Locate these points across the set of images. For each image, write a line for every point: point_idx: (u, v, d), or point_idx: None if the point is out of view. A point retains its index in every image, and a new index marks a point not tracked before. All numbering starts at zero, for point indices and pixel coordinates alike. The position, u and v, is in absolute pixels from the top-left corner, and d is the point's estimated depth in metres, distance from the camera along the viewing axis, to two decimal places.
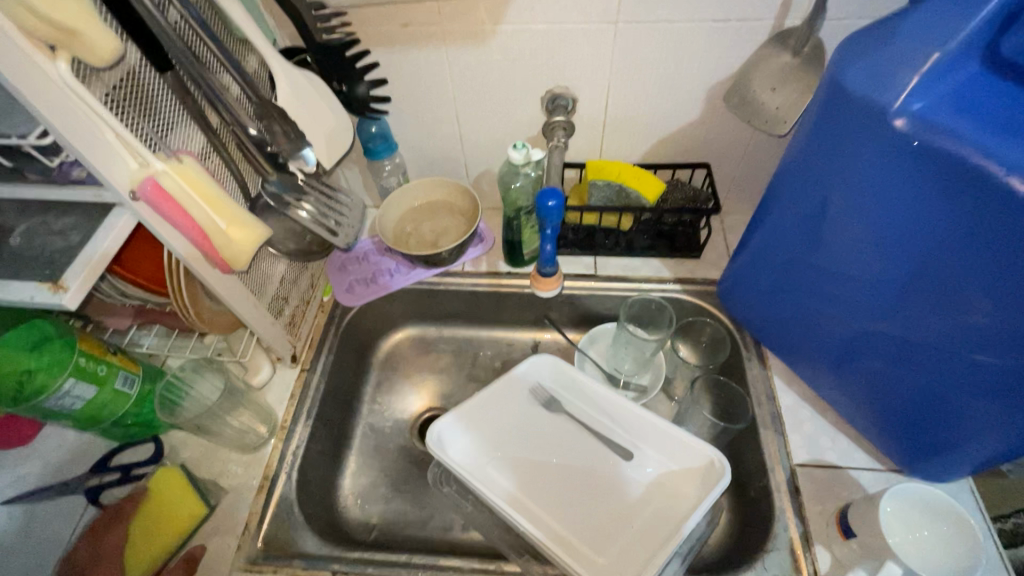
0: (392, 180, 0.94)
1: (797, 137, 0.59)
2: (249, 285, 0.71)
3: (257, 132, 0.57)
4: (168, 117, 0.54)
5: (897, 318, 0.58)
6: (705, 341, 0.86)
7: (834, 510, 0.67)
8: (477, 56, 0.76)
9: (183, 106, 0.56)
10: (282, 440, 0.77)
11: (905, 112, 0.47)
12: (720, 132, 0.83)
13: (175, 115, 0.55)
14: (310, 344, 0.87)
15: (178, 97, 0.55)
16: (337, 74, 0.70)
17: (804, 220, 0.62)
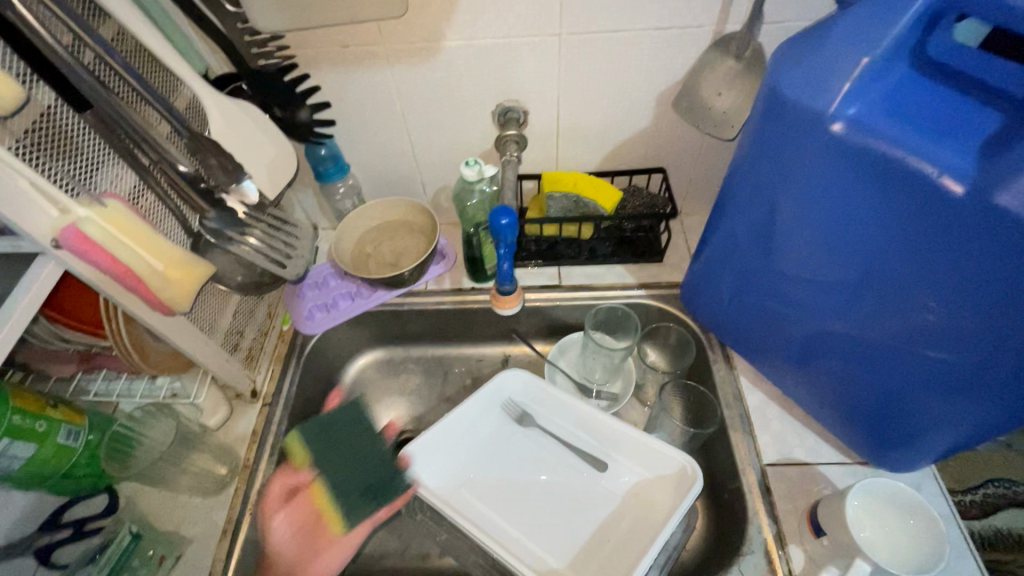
0: (347, 203, 0.92)
1: (742, 144, 0.60)
2: (199, 323, 0.68)
3: (189, 168, 0.56)
4: (92, 157, 0.52)
5: (852, 318, 0.58)
6: (672, 342, 0.86)
7: (805, 508, 0.68)
8: (423, 73, 0.75)
9: (107, 144, 0.53)
10: (245, 481, 0.74)
11: (841, 118, 0.48)
12: (673, 137, 0.84)
13: (99, 155, 0.52)
14: (271, 377, 0.84)
15: (101, 135, 0.52)
16: (277, 99, 0.68)
17: (757, 225, 0.62)
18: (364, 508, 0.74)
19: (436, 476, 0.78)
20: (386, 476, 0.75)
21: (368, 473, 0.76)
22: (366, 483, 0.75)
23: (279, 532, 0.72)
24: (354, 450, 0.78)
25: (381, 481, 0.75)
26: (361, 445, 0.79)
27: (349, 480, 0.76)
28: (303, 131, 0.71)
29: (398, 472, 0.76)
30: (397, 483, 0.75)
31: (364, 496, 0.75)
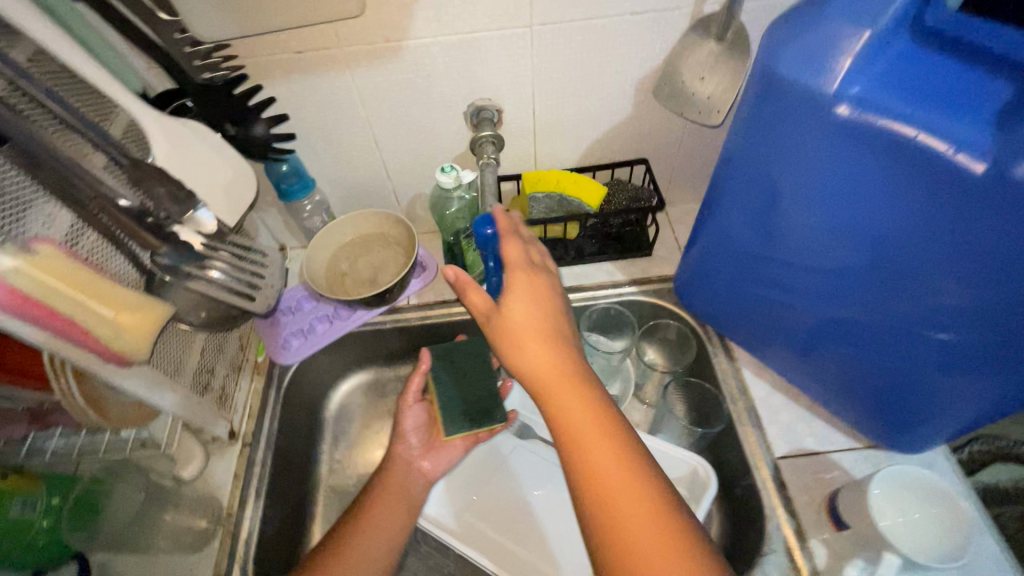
0: (315, 221, 0.86)
1: (734, 129, 0.57)
2: (162, 368, 0.61)
3: (132, 203, 0.48)
4: (20, 198, 0.45)
5: (858, 304, 0.56)
6: (672, 338, 0.82)
7: (823, 499, 0.66)
8: (387, 75, 0.69)
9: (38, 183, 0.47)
10: (230, 531, 0.68)
11: (844, 96, 0.45)
12: (654, 126, 0.81)
13: (29, 195, 0.46)
14: (249, 414, 0.77)
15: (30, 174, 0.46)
16: (228, 115, 0.61)
17: (754, 212, 0.60)
18: (458, 424, 0.74)
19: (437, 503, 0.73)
20: (488, 403, 0.76)
21: (474, 398, 0.77)
22: (463, 402, 0.76)
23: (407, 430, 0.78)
24: (467, 372, 0.79)
25: (484, 404, 0.76)
26: (483, 370, 0.79)
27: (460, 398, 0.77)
28: (261, 148, 0.65)
29: (498, 404, 0.76)
30: (494, 417, 0.74)
31: (456, 415, 0.75)
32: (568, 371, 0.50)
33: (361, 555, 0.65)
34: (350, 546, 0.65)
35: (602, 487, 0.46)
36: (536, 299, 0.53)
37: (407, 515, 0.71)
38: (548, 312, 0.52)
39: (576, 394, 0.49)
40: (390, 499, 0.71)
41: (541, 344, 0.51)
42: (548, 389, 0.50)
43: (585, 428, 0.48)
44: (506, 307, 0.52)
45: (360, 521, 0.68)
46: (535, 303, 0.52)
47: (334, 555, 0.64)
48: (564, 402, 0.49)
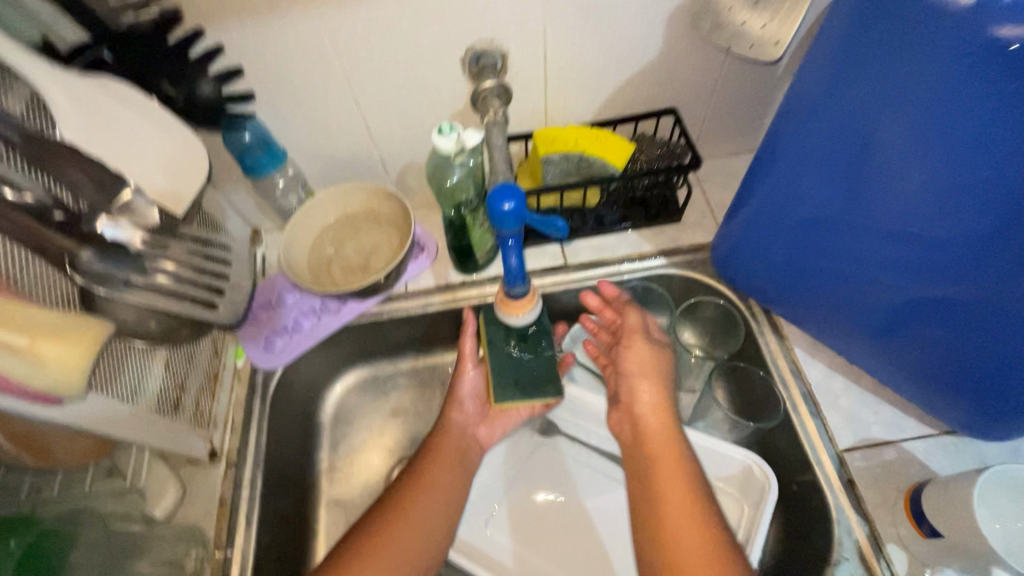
0: (290, 199, 0.73)
1: (814, 66, 0.45)
2: (114, 392, 0.50)
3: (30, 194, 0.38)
4: None
5: (965, 279, 0.46)
6: (714, 316, 0.73)
7: (898, 496, 0.58)
8: (362, 13, 0.56)
9: None
10: (220, 568, 0.59)
11: (989, 8, 0.34)
12: (687, 67, 0.68)
13: None
14: (231, 429, 0.67)
15: None
16: (163, 71, 0.47)
17: (833, 171, 0.49)
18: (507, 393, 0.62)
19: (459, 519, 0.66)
20: (543, 372, 0.63)
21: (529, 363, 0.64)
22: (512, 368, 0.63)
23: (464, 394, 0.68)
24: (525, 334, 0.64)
25: (537, 375, 0.63)
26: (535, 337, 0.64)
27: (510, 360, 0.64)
28: (214, 112, 0.52)
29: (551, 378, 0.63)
30: (545, 390, 0.62)
31: (505, 381, 0.63)
32: (664, 430, 0.59)
33: (423, 518, 0.58)
34: (411, 507, 0.58)
35: (664, 507, 0.54)
36: (657, 355, 0.64)
37: (460, 483, 0.64)
38: (662, 369, 0.63)
39: (668, 443, 0.58)
40: (446, 467, 0.63)
41: (652, 389, 0.62)
42: (648, 432, 0.60)
43: (668, 468, 0.56)
44: (629, 352, 0.64)
45: (418, 482, 0.61)
46: (653, 358, 0.64)
47: (398, 512, 0.58)
48: (659, 441, 0.59)
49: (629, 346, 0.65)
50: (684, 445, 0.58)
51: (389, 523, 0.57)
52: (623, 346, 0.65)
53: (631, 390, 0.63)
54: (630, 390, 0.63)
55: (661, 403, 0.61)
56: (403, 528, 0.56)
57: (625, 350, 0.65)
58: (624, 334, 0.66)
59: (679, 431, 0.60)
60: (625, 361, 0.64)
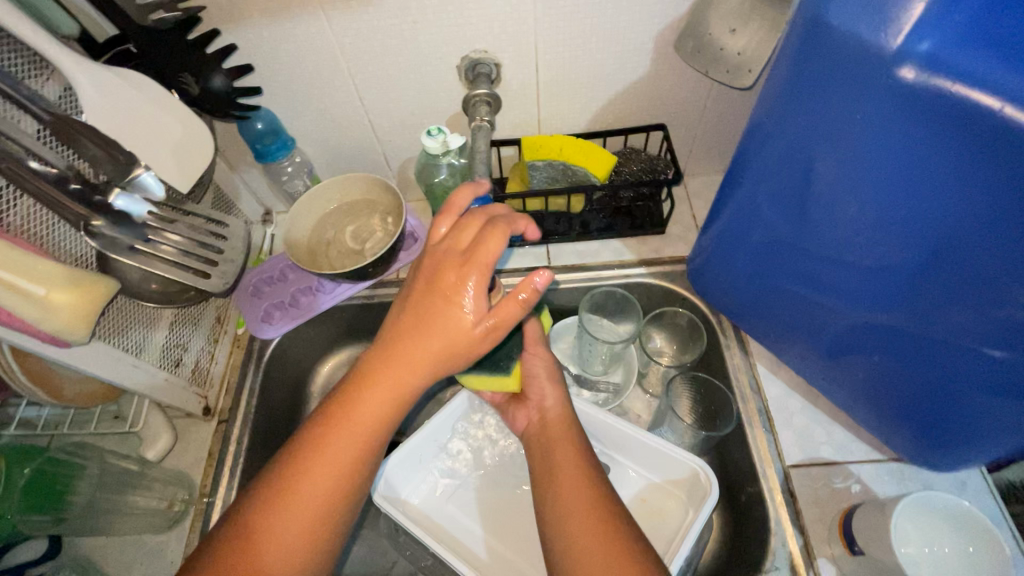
0: (297, 184, 0.79)
1: (767, 96, 0.47)
2: (121, 345, 0.56)
3: (43, 166, 0.44)
4: None
5: (899, 310, 0.47)
6: (682, 325, 0.75)
7: (837, 515, 0.60)
8: (366, 21, 0.61)
9: None
10: (202, 511, 0.65)
11: (909, 54, 0.36)
12: (675, 86, 0.71)
13: None
14: (225, 390, 0.74)
15: None
16: (182, 65, 0.54)
17: (783, 197, 0.51)
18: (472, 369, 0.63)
19: (420, 490, 0.70)
20: (501, 359, 0.63)
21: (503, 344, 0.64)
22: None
23: (456, 310, 0.46)
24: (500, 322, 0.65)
25: (496, 360, 0.63)
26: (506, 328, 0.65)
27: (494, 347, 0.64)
28: (222, 101, 0.58)
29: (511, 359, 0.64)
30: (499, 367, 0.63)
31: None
32: (564, 423, 0.62)
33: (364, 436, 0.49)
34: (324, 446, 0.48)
35: (557, 480, 0.56)
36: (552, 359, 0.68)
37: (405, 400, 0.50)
38: (553, 371, 0.67)
39: (565, 430, 0.61)
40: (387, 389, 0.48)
41: (552, 390, 0.65)
42: (550, 423, 0.62)
43: (563, 450, 0.59)
44: (533, 360, 0.66)
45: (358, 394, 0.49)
46: (551, 363, 0.67)
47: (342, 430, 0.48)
48: (555, 432, 0.61)
49: (530, 354, 0.67)
50: (580, 432, 0.61)
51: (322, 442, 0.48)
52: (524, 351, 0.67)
53: (538, 390, 0.65)
54: (538, 392, 0.65)
55: (559, 402, 0.64)
56: (310, 483, 0.47)
57: (529, 356, 0.67)
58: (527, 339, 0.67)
59: (575, 425, 0.62)
60: (527, 365, 0.66)
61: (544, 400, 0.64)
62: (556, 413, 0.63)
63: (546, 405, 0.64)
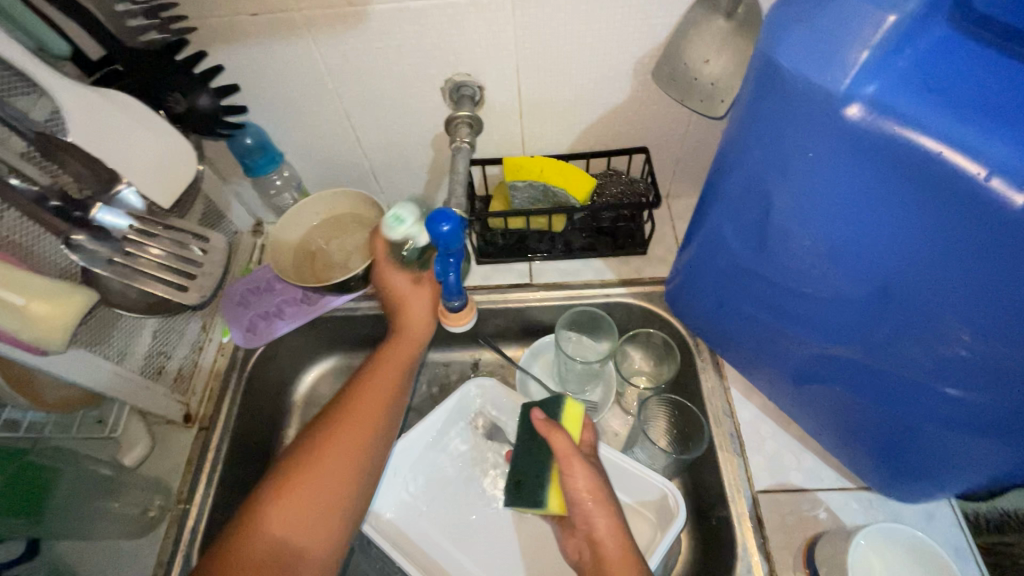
0: (285, 197, 0.82)
1: (730, 130, 0.49)
2: (101, 353, 0.57)
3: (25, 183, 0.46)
4: None
5: (857, 344, 0.48)
6: (657, 345, 0.76)
7: (803, 542, 0.60)
8: (352, 43, 0.63)
9: None
10: (178, 518, 0.66)
11: (857, 96, 0.37)
12: (657, 111, 0.72)
13: None
14: (207, 398, 0.75)
15: None
16: (172, 84, 0.56)
17: (746, 228, 0.52)
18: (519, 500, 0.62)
19: (394, 504, 0.71)
20: (536, 493, 0.61)
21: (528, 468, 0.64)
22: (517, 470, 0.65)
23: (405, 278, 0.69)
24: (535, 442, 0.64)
25: (531, 495, 0.61)
26: (537, 454, 0.64)
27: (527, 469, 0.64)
28: (208, 121, 0.60)
29: (543, 486, 0.60)
30: (536, 501, 0.60)
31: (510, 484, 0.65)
32: (620, 552, 0.54)
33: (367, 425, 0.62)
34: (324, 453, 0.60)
35: None
36: (597, 474, 0.59)
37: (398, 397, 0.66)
38: (607, 492, 0.58)
39: (627, 567, 0.53)
40: (384, 385, 0.65)
41: (602, 515, 0.57)
42: (606, 560, 0.54)
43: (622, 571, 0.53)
44: (573, 478, 0.58)
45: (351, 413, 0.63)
46: (594, 481, 0.58)
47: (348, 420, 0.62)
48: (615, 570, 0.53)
49: (568, 472, 0.59)
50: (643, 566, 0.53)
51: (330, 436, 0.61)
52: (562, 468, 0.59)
53: (585, 516, 0.57)
54: (585, 519, 0.57)
55: (610, 526, 0.56)
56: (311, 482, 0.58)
57: (568, 476, 0.58)
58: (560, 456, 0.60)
59: (639, 555, 0.55)
60: (568, 489, 0.58)
61: (594, 529, 0.56)
62: (611, 545, 0.55)
63: (597, 535, 0.56)
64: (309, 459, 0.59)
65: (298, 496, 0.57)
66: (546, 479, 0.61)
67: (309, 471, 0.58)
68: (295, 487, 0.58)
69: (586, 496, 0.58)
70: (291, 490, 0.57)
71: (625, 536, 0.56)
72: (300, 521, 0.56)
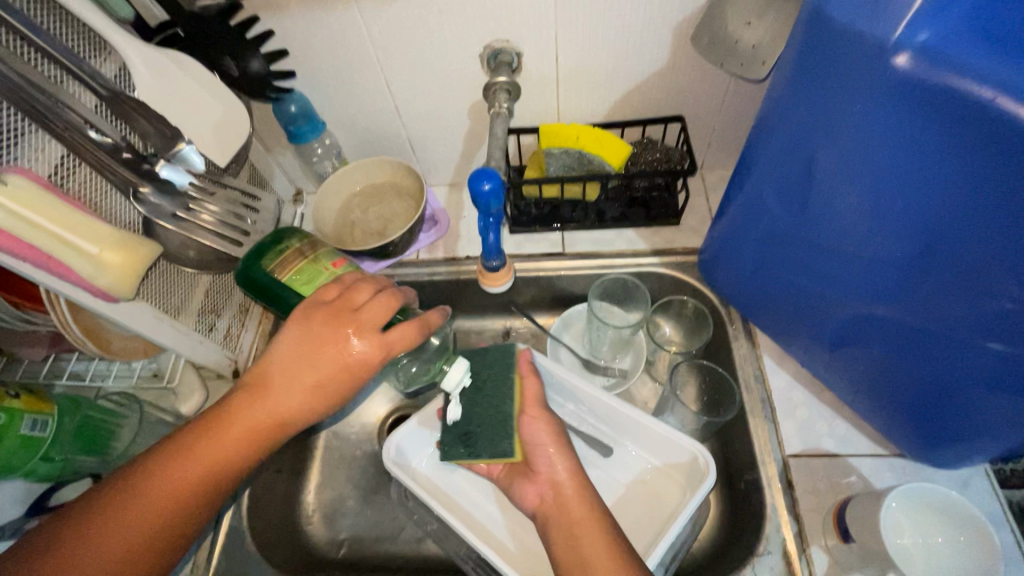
0: (325, 165, 0.84)
1: (774, 88, 0.49)
2: (164, 306, 0.60)
3: (101, 136, 0.49)
4: (13, 127, 0.44)
5: (899, 303, 0.49)
6: (688, 314, 0.77)
7: (833, 505, 0.61)
8: (394, 10, 0.64)
9: (30, 114, 0.45)
10: None
11: (909, 45, 0.37)
12: (695, 78, 0.71)
13: (21, 124, 0.45)
14: (254, 357, 0.78)
15: (22, 106, 0.44)
16: (225, 48, 0.59)
17: (787, 188, 0.52)
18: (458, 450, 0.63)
19: (430, 460, 0.74)
20: (495, 443, 0.61)
21: (480, 417, 0.64)
22: (466, 424, 0.64)
23: (371, 321, 0.56)
24: (487, 394, 0.65)
25: (484, 444, 0.61)
26: (490, 405, 0.64)
27: (478, 418, 0.64)
28: (261, 84, 0.63)
29: (508, 436, 0.60)
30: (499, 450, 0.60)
31: (455, 438, 0.64)
32: (579, 489, 0.57)
33: (256, 425, 0.55)
34: (173, 460, 0.53)
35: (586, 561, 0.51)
36: (556, 420, 0.63)
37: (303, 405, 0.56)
38: (565, 438, 0.62)
39: (588, 509, 0.55)
40: (268, 408, 0.55)
41: (563, 458, 0.60)
42: (569, 499, 0.57)
43: (583, 516, 0.55)
44: (534, 424, 0.62)
45: (228, 423, 0.54)
46: (554, 426, 0.62)
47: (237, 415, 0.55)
48: (575, 509, 0.56)
49: (528, 418, 0.63)
50: (604, 509, 0.56)
51: (222, 428, 0.54)
52: (524, 414, 0.63)
53: (547, 459, 0.60)
54: (547, 462, 0.60)
55: (569, 468, 0.59)
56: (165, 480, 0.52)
57: (531, 421, 0.62)
58: (524, 402, 0.64)
59: (597, 498, 0.57)
60: (529, 433, 0.61)
61: (556, 472, 0.59)
62: (571, 488, 0.57)
63: (559, 477, 0.59)
64: (194, 441, 0.54)
65: (180, 474, 0.53)
66: (512, 426, 0.61)
67: (196, 454, 0.53)
68: (177, 468, 0.53)
69: (551, 440, 0.61)
70: (167, 470, 0.52)
71: (583, 479, 0.59)
72: (168, 510, 0.52)
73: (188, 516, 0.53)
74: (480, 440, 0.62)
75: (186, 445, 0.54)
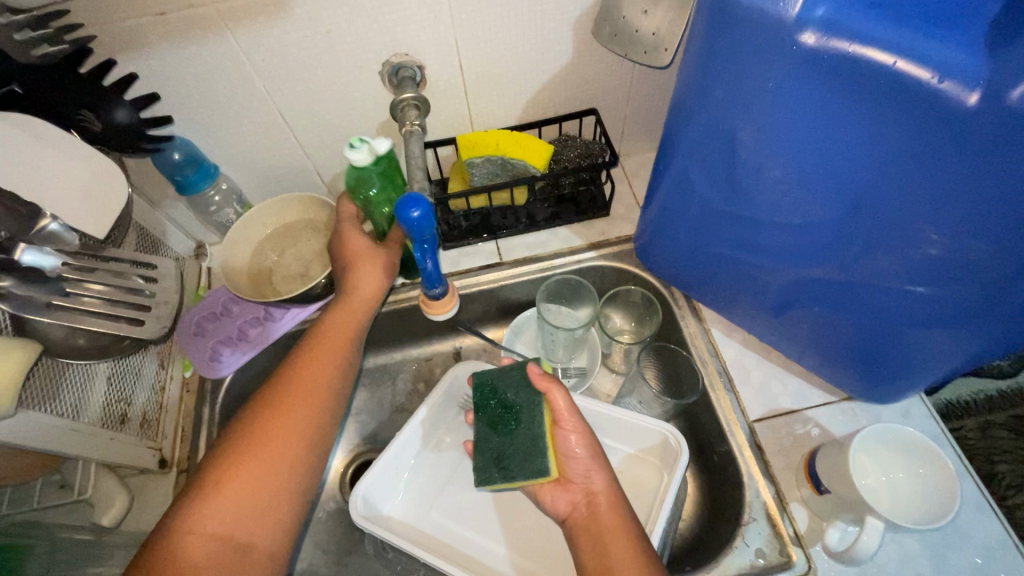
0: (227, 213, 0.76)
1: (685, 74, 0.49)
2: (55, 411, 0.51)
3: None
4: None
5: (830, 262, 0.51)
6: (636, 301, 0.77)
7: (801, 460, 0.63)
8: (277, 34, 0.58)
9: None
10: None
11: (808, 20, 0.38)
12: (602, 69, 0.72)
13: None
14: (180, 439, 0.69)
15: None
16: (78, 99, 0.50)
17: (710, 169, 0.53)
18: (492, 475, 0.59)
19: (403, 504, 0.69)
20: (535, 464, 0.56)
21: (512, 440, 0.60)
22: (498, 446, 0.61)
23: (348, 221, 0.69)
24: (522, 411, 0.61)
25: (526, 466, 0.57)
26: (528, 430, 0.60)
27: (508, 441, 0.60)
28: (131, 135, 0.55)
29: (542, 453, 0.57)
30: (536, 467, 0.56)
31: (488, 462, 0.61)
32: (612, 500, 0.55)
33: (314, 410, 0.59)
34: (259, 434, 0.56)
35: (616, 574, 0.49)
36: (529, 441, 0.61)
37: (341, 390, 0.63)
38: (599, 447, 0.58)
39: (622, 524, 0.53)
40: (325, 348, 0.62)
41: (598, 469, 0.56)
42: (601, 512, 0.54)
43: (615, 528, 0.52)
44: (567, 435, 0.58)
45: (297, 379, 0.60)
46: (592, 439, 0.58)
47: (296, 404, 0.58)
48: (606, 525, 0.53)
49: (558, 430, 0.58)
50: (635, 523, 0.53)
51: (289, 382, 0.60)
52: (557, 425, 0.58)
53: (584, 470, 0.56)
54: (584, 472, 0.56)
55: (608, 479, 0.56)
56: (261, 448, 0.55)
57: (565, 432, 0.58)
58: (556, 417, 0.58)
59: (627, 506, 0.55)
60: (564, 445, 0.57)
61: (593, 482, 0.56)
62: (605, 499, 0.55)
63: (594, 487, 0.56)
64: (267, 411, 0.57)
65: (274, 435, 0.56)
66: (544, 444, 0.57)
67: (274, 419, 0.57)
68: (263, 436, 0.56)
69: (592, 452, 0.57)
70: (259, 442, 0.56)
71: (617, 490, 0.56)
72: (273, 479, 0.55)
73: (274, 507, 0.54)
74: (517, 462, 0.58)
75: (244, 451, 0.55)
